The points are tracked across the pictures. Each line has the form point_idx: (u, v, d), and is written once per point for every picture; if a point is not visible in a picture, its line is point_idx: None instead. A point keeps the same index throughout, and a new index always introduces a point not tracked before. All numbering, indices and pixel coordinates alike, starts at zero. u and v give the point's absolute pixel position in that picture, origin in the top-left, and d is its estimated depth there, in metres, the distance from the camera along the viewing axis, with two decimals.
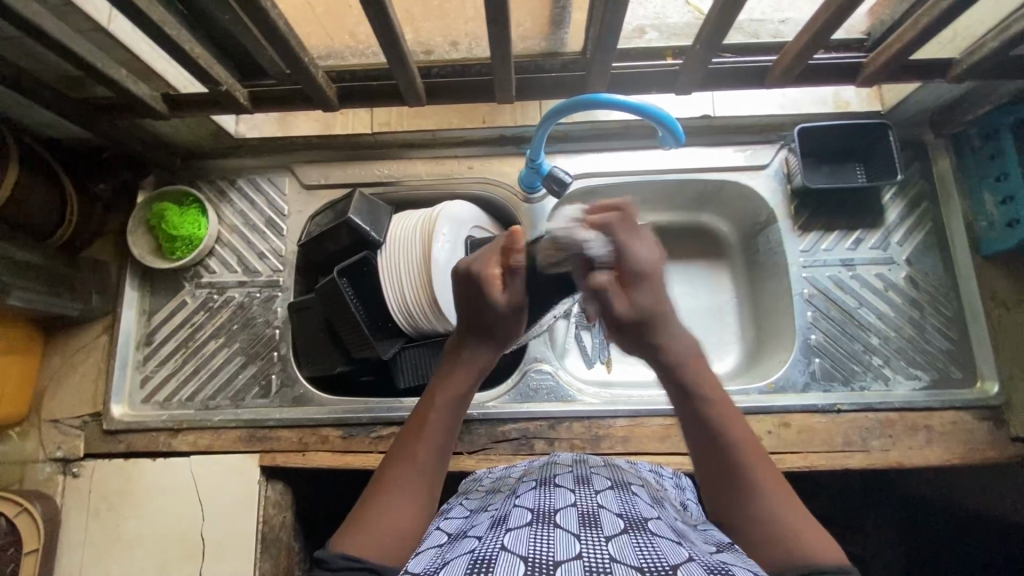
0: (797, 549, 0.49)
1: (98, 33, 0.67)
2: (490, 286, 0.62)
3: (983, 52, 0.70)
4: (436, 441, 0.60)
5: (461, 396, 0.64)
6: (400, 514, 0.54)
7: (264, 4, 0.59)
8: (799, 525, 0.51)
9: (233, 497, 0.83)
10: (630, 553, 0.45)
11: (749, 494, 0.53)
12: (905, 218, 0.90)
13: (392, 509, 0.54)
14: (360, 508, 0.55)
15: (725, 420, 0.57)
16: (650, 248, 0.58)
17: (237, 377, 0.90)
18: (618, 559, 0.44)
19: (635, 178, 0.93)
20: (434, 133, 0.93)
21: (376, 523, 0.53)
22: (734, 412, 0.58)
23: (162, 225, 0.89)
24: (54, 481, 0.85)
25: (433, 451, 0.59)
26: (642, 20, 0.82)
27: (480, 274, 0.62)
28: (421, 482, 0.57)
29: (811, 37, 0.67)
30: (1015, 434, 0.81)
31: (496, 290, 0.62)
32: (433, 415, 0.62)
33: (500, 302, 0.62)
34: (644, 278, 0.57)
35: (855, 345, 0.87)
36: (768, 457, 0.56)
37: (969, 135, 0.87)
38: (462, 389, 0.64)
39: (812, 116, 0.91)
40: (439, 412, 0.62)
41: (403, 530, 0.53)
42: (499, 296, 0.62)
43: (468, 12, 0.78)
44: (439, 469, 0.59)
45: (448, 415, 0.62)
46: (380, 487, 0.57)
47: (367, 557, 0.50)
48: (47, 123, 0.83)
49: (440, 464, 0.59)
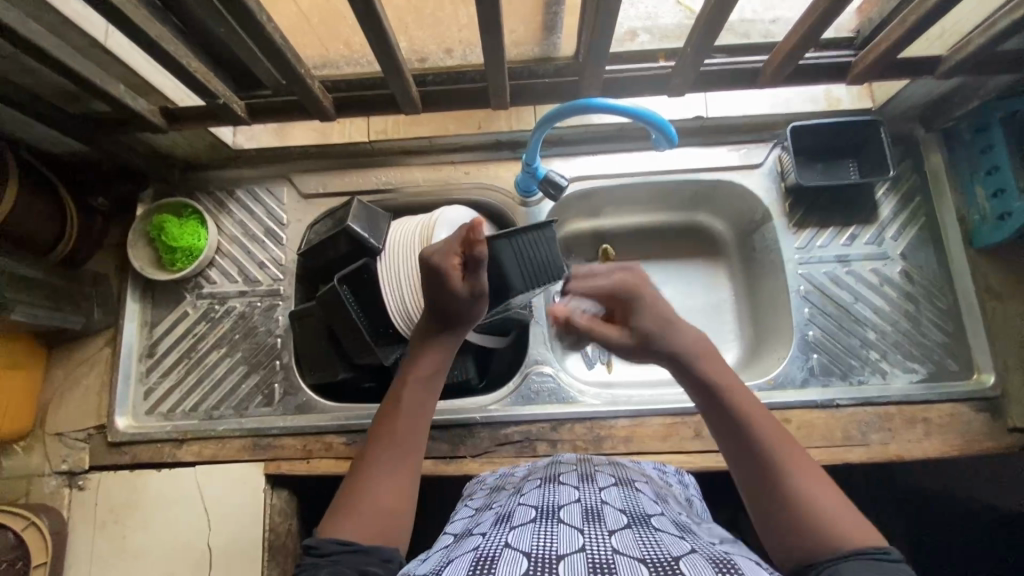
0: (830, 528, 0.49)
1: (95, 50, 0.68)
2: (451, 277, 0.65)
3: (971, 48, 0.71)
4: (409, 421, 0.63)
5: (432, 374, 0.67)
6: (382, 494, 0.57)
7: (261, 19, 0.60)
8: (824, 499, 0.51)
9: (238, 506, 0.84)
10: (632, 545, 0.46)
11: (776, 480, 0.53)
12: (898, 213, 0.91)
13: (375, 490, 0.57)
14: (344, 496, 0.58)
15: (752, 413, 0.57)
16: (624, 273, 0.67)
17: (240, 386, 0.90)
18: (621, 551, 0.45)
19: (630, 180, 0.94)
20: (430, 140, 0.94)
21: (362, 503, 0.56)
22: (756, 404, 0.58)
23: (162, 238, 0.90)
24: (60, 494, 0.86)
25: (408, 430, 0.62)
26: (633, 22, 0.82)
27: (441, 267, 0.65)
28: (399, 461, 0.60)
29: (800, 37, 0.68)
30: (1011, 423, 0.82)
31: (458, 281, 0.65)
32: (406, 393, 0.65)
33: (461, 291, 0.66)
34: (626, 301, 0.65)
35: (852, 341, 0.88)
36: (795, 445, 0.55)
37: (960, 130, 0.88)
38: (432, 367, 0.67)
39: (805, 113, 0.93)
40: (411, 392, 0.65)
41: (388, 509, 0.57)
42: (462, 285, 0.66)
43: (460, 19, 0.78)
44: (416, 445, 0.62)
45: (421, 391, 0.65)
46: (360, 472, 0.59)
47: (355, 539, 0.53)
48: (45, 139, 0.84)
49: (417, 441, 0.63)
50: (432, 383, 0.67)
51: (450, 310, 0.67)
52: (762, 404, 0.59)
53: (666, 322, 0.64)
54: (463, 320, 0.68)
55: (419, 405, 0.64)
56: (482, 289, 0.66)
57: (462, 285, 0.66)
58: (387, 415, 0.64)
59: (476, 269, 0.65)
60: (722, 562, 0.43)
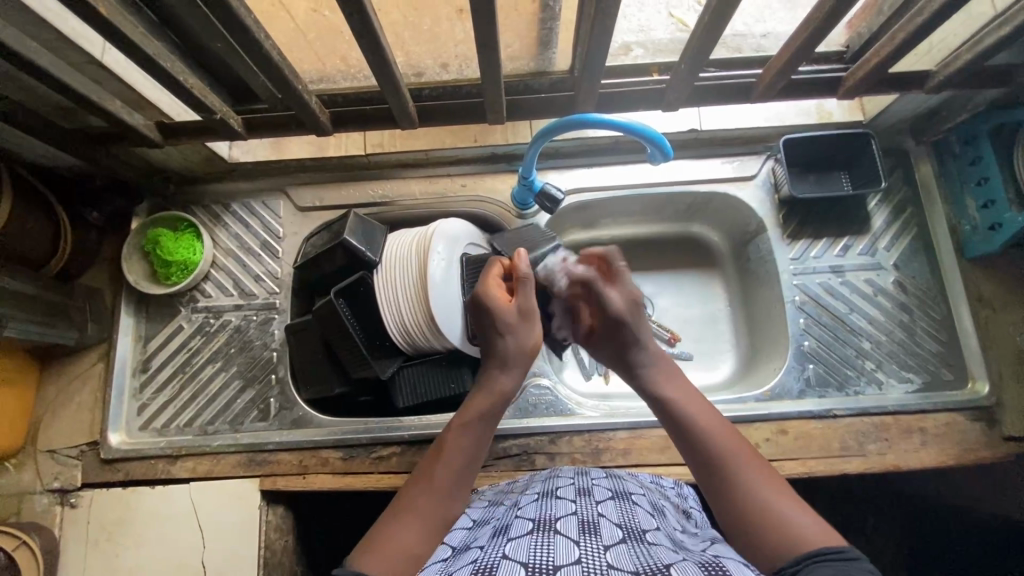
0: (777, 523, 0.48)
1: (92, 66, 0.68)
2: (494, 299, 0.70)
3: (959, 64, 0.72)
4: (454, 468, 0.60)
5: (481, 418, 0.65)
6: (414, 538, 0.52)
7: (258, 36, 0.60)
8: (759, 480, 0.52)
9: (233, 524, 0.83)
10: (627, 559, 0.46)
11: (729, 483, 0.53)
12: (891, 223, 0.92)
13: (407, 530, 0.53)
14: (374, 530, 0.53)
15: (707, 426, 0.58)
16: (621, 295, 0.70)
17: (235, 402, 0.90)
18: (615, 565, 0.45)
19: (626, 192, 0.94)
20: (426, 153, 0.95)
21: (389, 543, 0.51)
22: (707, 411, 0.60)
23: (157, 251, 0.89)
24: (51, 513, 0.85)
25: (453, 474, 0.59)
26: (628, 37, 0.83)
27: (481, 296, 0.71)
28: (437, 508, 0.56)
29: (791, 54, 0.69)
30: (1006, 433, 0.82)
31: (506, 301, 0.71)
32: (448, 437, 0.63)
33: (509, 310, 0.70)
34: (616, 322, 0.68)
35: (848, 350, 0.88)
36: (749, 452, 0.55)
37: (950, 142, 0.89)
38: (482, 412, 0.66)
39: (797, 127, 0.94)
40: (455, 433, 0.63)
41: (416, 552, 0.51)
42: (509, 308, 0.71)
43: (457, 35, 0.79)
44: (455, 493, 0.58)
45: (469, 439, 0.63)
46: (397, 510, 0.55)
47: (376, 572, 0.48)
48: (40, 153, 0.83)
49: (455, 489, 0.59)
50: (482, 429, 0.64)
51: (507, 342, 0.70)
52: (715, 414, 0.60)
53: (631, 342, 0.68)
54: (519, 354, 0.69)
55: (462, 451, 0.61)
56: (531, 310, 0.71)
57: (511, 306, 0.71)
58: (430, 461, 0.61)
59: (521, 287, 0.72)
60: (712, 566, 0.44)
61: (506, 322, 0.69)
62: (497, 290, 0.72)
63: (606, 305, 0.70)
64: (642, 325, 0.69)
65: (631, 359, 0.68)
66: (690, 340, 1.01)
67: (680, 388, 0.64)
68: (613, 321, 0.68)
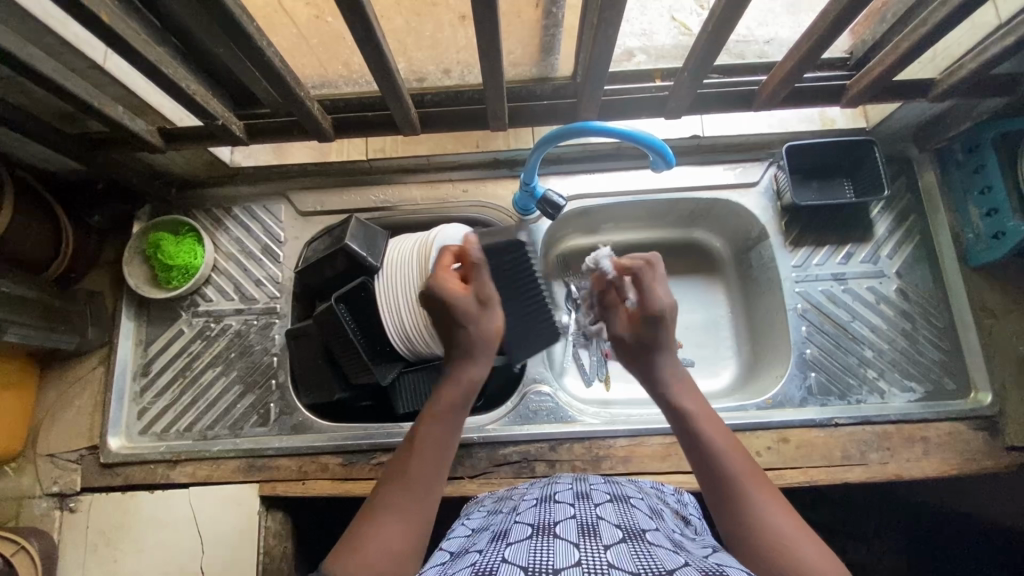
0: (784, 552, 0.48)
1: (94, 71, 0.68)
2: (448, 287, 0.67)
3: (962, 73, 0.72)
4: (428, 459, 0.59)
5: (455, 406, 0.64)
6: (395, 538, 0.53)
7: (261, 44, 0.60)
8: (770, 503, 0.52)
9: (232, 529, 0.83)
10: (626, 558, 0.45)
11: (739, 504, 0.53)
12: (894, 231, 0.92)
13: (384, 529, 0.53)
14: (351, 531, 0.54)
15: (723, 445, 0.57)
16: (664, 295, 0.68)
17: (235, 406, 0.90)
18: (615, 564, 0.44)
19: (629, 198, 0.94)
20: (427, 158, 0.95)
21: (366, 546, 0.52)
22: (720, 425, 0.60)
23: (157, 255, 0.88)
24: (50, 517, 0.84)
25: (429, 466, 0.59)
26: (631, 42, 0.83)
27: (436, 286, 0.67)
28: (413, 502, 0.56)
29: (794, 63, 0.69)
30: (1009, 443, 0.82)
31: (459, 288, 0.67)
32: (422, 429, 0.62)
33: (464, 297, 0.67)
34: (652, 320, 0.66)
35: (850, 358, 0.88)
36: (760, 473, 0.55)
37: (953, 149, 0.89)
38: (456, 399, 0.64)
39: (799, 134, 0.94)
40: (430, 423, 0.62)
41: (396, 550, 0.52)
42: (465, 295, 0.67)
43: (459, 41, 0.79)
44: (434, 485, 0.58)
45: (439, 431, 0.61)
46: (373, 509, 0.55)
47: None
48: (42, 157, 0.84)
49: (432, 478, 0.58)
50: (454, 418, 0.63)
51: (467, 332, 0.67)
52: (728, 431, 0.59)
53: (658, 341, 0.66)
54: (480, 341, 0.67)
55: (436, 442, 0.60)
56: (489, 295, 0.68)
57: (467, 294, 0.68)
58: (405, 453, 0.60)
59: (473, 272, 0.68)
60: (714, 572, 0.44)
61: (462, 310, 0.66)
62: (449, 278, 0.68)
63: (647, 301, 0.68)
64: (672, 328, 0.67)
65: (654, 360, 0.66)
66: (692, 346, 1.01)
67: (698, 405, 0.62)
68: (650, 316, 0.66)
